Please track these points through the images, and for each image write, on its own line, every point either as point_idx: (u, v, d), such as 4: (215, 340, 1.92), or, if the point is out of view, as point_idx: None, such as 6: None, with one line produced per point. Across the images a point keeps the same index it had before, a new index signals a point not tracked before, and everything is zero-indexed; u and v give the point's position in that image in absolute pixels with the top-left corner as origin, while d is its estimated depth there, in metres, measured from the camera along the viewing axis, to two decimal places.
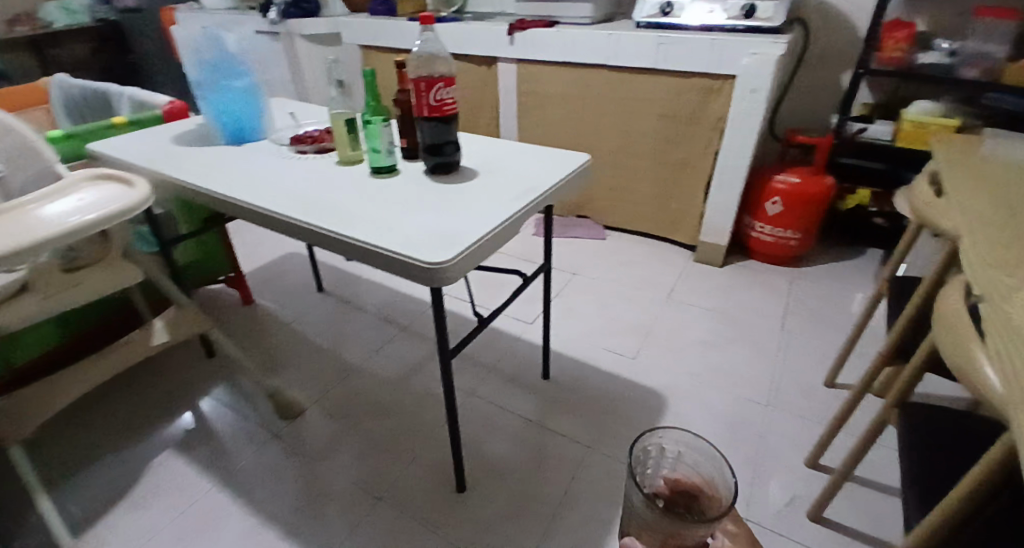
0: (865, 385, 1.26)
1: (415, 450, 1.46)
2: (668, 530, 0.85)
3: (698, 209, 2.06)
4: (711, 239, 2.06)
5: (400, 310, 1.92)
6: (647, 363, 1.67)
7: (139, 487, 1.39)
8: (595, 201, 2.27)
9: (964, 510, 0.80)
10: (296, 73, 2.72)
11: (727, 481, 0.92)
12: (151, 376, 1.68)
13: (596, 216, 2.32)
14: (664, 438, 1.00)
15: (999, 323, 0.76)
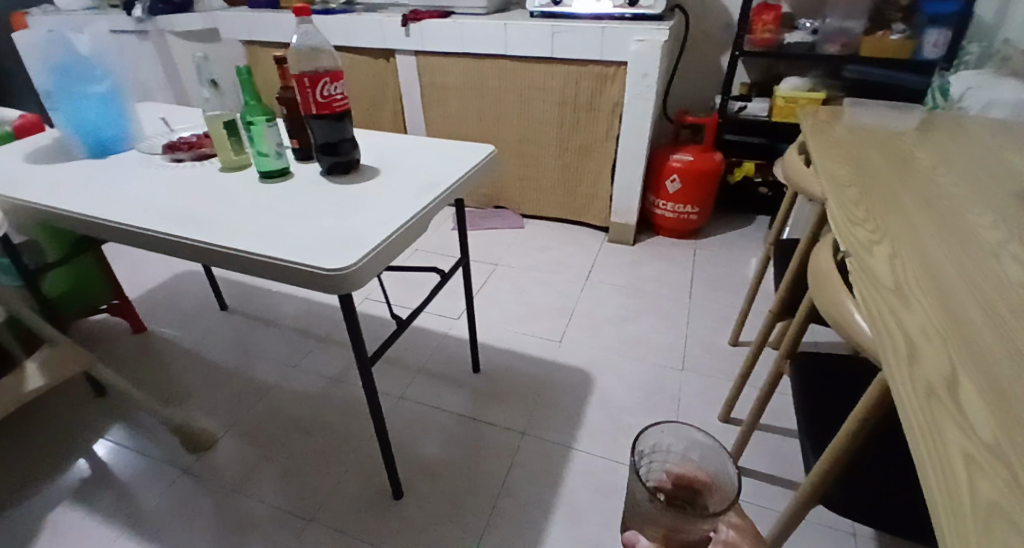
0: (762, 339, 1.36)
1: (343, 463, 1.40)
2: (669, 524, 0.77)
3: (604, 190, 2.11)
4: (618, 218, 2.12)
5: (316, 319, 1.83)
6: (570, 345, 1.69)
7: (31, 547, 1.24)
8: (507, 191, 2.28)
9: (848, 454, 0.85)
10: (171, 73, 2.55)
11: (732, 476, 0.84)
12: (30, 425, 1.49)
13: (511, 205, 2.32)
14: (666, 433, 0.92)
15: (866, 277, 0.83)
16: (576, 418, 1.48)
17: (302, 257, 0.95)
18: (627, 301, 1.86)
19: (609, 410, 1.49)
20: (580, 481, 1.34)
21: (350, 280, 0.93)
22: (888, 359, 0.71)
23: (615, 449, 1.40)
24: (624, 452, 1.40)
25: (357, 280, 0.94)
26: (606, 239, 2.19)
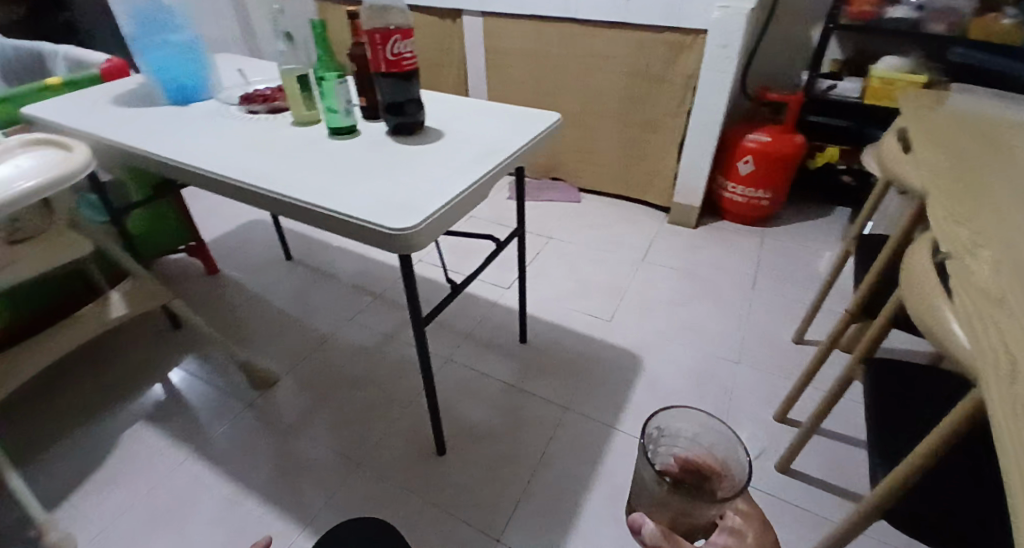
0: (833, 340, 1.28)
1: (391, 417, 1.44)
2: (679, 507, 0.82)
3: (670, 168, 2.04)
4: (682, 199, 2.05)
5: (370, 277, 1.88)
6: (622, 325, 1.66)
7: (109, 461, 1.35)
8: (567, 162, 2.24)
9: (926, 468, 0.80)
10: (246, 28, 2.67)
11: (742, 462, 0.89)
12: (113, 351, 1.62)
13: (570, 178, 2.29)
14: (677, 419, 0.97)
15: (968, 281, 0.76)
16: (621, 399, 1.46)
17: (366, 213, 0.97)
18: (684, 286, 1.80)
19: (656, 394, 1.46)
20: (621, 461, 1.33)
21: (413, 240, 0.95)
22: (986, 375, 0.65)
23: None
24: None
25: (419, 240, 0.95)
26: (667, 220, 2.12)
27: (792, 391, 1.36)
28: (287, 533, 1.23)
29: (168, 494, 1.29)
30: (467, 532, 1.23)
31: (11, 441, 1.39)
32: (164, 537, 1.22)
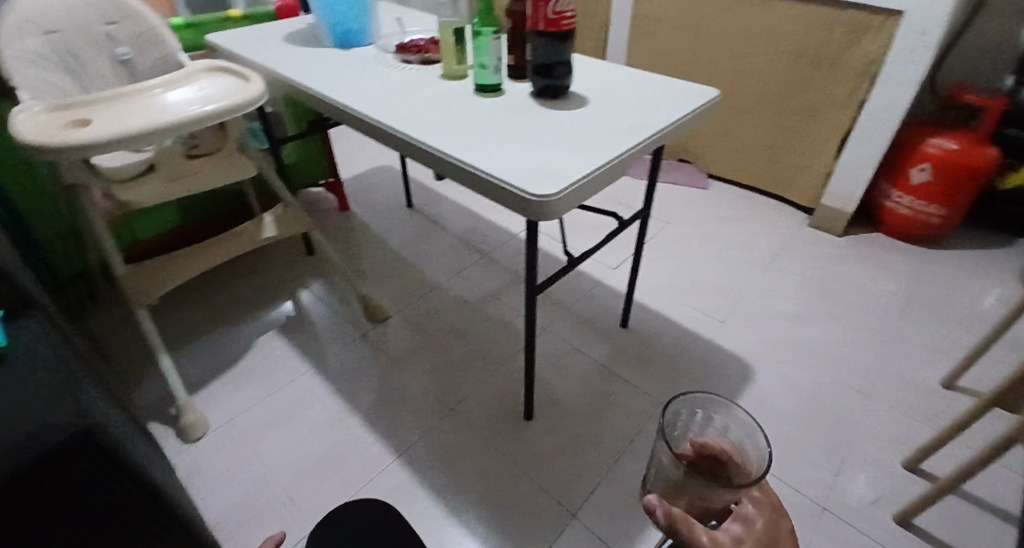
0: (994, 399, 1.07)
1: (486, 374, 1.47)
2: (694, 491, 0.80)
3: (825, 165, 1.84)
4: (832, 203, 1.86)
5: (481, 235, 1.90)
6: (737, 327, 1.55)
7: (242, 360, 1.51)
8: (700, 142, 2.10)
9: None
10: None
11: (760, 448, 0.85)
12: (255, 264, 1.79)
13: (701, 161, 2.15)
14: (693, 403, 0.94)
15: None
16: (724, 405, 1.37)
17: (502, 172, 0.96)
18: (815, 298, 1.64)
19: (763, 406, 1.36)
20: None
21: (550, 208, 0.91)
22: None
23: None
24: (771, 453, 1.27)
25: (546, 210, 0.91)
26: (808, 223, 1.93)
27: (928, 443, 1.18)
28: (380, 460, 1.31)
29: (282, 403, 1.41)
30: (544, 501, 1.24)
31: (168, 327, 1.59)
32: (277, 437, 1.34)
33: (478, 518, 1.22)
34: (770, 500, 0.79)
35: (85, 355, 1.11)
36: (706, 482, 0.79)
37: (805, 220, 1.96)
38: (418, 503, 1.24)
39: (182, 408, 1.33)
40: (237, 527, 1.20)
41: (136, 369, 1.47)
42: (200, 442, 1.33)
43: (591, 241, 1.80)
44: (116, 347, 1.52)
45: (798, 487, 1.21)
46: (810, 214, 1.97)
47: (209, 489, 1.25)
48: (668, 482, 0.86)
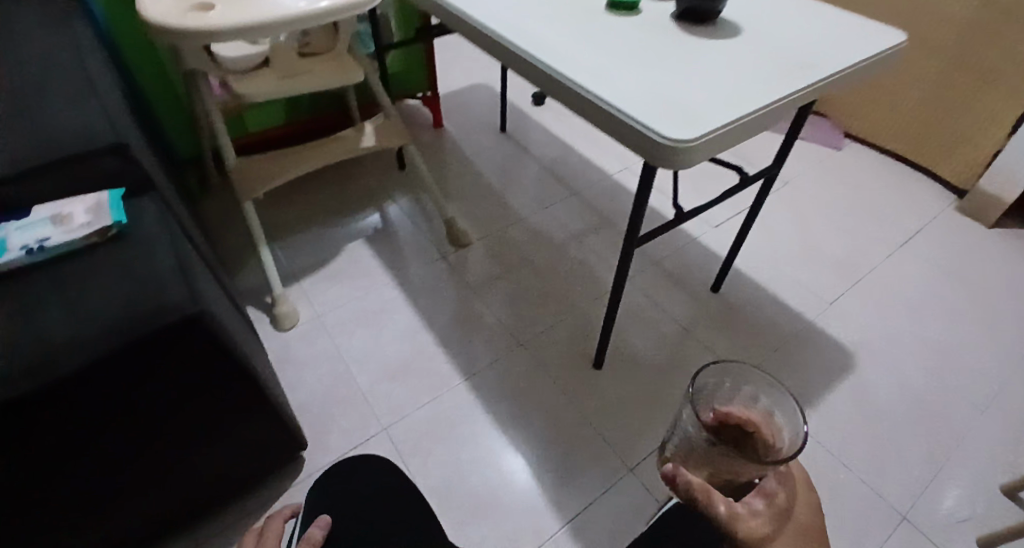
0: None
1: (563, 315, 1.44)
2: (722, 465, 0.71)
3: (990, 149, 1.62)
4: (981, 187, 1.64)
5: (576, 171, 1.82)
6: (841, 310, 1.43)
7: (335, 261, 1.55)
8: (851, 99, 1.89)
9: None
10: None
11: (795, 425, 0.78)
12: (348, 171, 1.80)
13: (844, 120, 1.94)
14: (723, 372, 0.86)
15: None
16: (813, 391, 1.28)
17: (627, 107, 0.87)
18: (939, 290, 1.48)
19: (856, 401, 1.26)
20: None
21: (682, 159, 0.84)
22: None
23: (842, 445, 1.20)
24: (855, 449, 1.20)
25: (684, 159, 0.84)
26: (955, 206, 1.72)
27: None
28: (449, 379, 1.33)
29: (362, 310, 1.45)
30: (603, 450, 1.23)
31: (268, 222, 1.66)
32: (357, 338, 1.39)
33: (536, 451, 1.23)
34: (797, 478, 0.70)
35: (197, 240, 1.17)
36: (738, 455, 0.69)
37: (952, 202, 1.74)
38: (481, 426, 1.27)
39: (278, 299, 1.39)
40: (314, 417, 1.27)
41: (238, 256, 1.55)
42: (290, 332, 1.40)
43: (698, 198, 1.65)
44: (223, 232, 1.60)
45: (879, 488, 1.15)
46: (958, 196, 1.74)
47: (295, 376, 1.32)
48: (687, 448, 0.78)
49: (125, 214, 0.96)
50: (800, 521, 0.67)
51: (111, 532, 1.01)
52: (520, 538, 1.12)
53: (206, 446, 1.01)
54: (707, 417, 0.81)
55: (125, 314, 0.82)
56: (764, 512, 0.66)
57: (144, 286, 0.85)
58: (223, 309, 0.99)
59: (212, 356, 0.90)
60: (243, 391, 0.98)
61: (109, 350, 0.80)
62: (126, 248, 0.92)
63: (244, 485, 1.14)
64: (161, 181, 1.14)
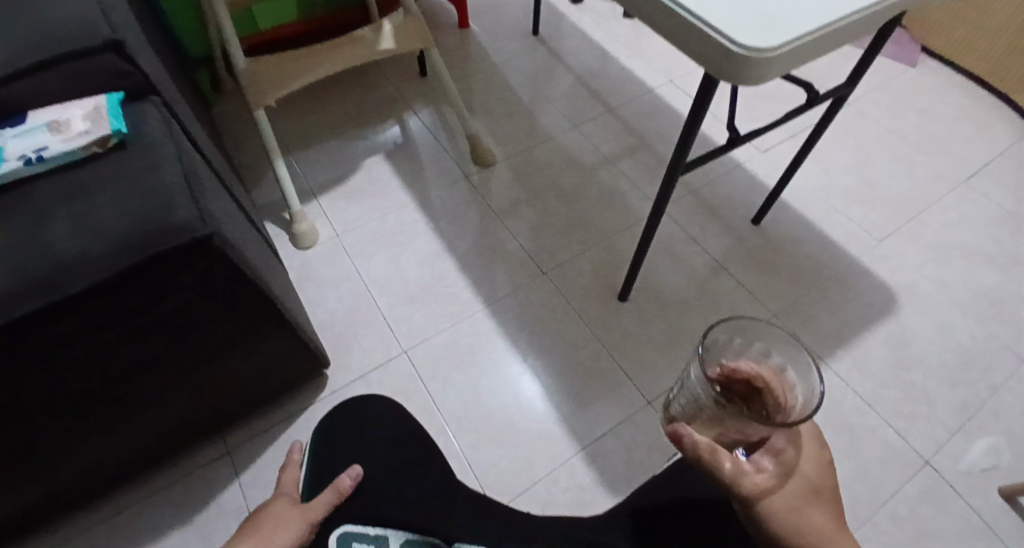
0: None
1: (591, 243, 1.38)
2: (730, 426, 0.63)
3: None
4: None
5: (612, 84, 1.69)
6: (886, 252, 1.37)
7: (354, 177, 1.48)
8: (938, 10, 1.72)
9: None
10: None
11: (812, 385, 0.65)
12: (366, 77, 1.68)
13: (925, 34, 1.77)
14: (732, 329, 0.73)
15: None
16: (845, 338, 1.25)
17: (702, 11, 0.76)
18: (993, 235, 1.40)
19: (892, 349, 1.24)
20: None
21: (751, 77, 0.76)
22: None
23: (872, 389, 1.19)
24: (883, 395, 1.18)
25: (757, 75, 0.75)
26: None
27: None
28: (470, 305, 1.30)
29: (385, 231, 1.40)
30: (623, 382, 1.21)
31: (281, 130, 1.57)
32: (378, 260, 1.35)
33: (556, 380, 1.21)
34: (808, 436, 0.65)
35: (206, 149, 1.09)
36: (747, 415, 0.60)
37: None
38: (501, 353, 1.24)
39: (295, 216, 1.34)
40: (335, 336, 1.25)
41: (254, 167, 1.49)
42: (311, 250, 1.36)
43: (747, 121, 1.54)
44: (238, 141, 1.53)
45: (903, 433, 1.15)
46: None
47: (315, 294, 1.30)
48: (690, 407, 0.69)
49: (124, 122, 0.88)
50: (809, 481, 0.62)
51: (133, 444, 1.00)
52: (534, 464, 1.12)
53: (225, 363, 0.99)
54: (710, 369, 0.69)
55: (134, 232, 0.76)
56: (773, 468, 0.63)
57: (153, 202, 0.79)
58: (237, 227, 0.93)
59: (230, 276, 0.85)
60: (264, 311, 0.95)
61: (121, 270, 0.74)
62: (131, 158, 0.84)
63: (265, 399, 1.14)
64: (164, 83, 1.05)
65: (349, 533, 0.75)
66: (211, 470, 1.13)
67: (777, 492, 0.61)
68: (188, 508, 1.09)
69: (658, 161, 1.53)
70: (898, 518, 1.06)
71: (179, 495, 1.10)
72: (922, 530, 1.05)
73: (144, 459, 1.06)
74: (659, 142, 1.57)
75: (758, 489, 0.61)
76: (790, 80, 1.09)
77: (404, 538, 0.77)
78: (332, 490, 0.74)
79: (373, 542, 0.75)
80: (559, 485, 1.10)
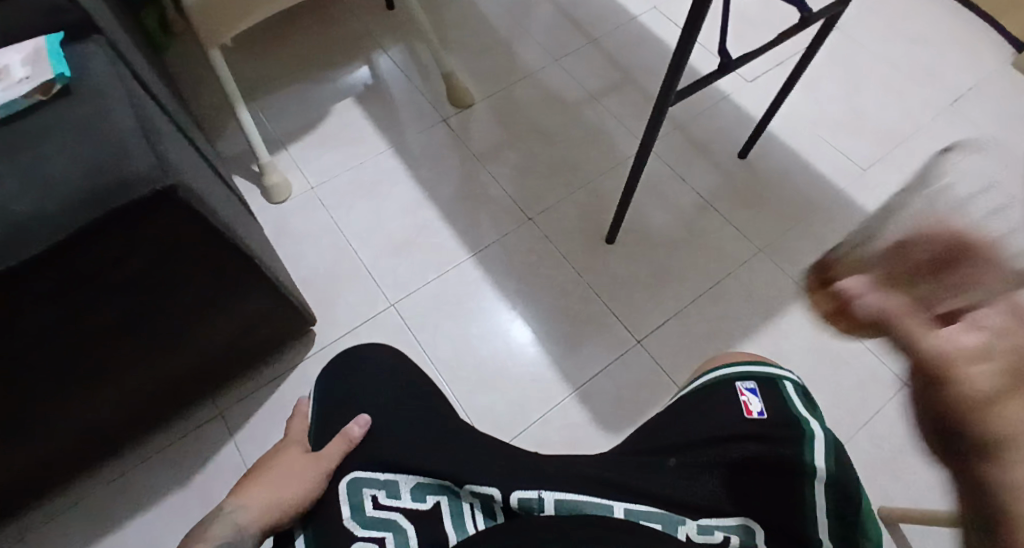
0: None
1: (577, 184, 1.35)
2: (903, 288, 0.45)
3: None
4: None
5: (594, 15, 1.61)
6: (869, 183, 1.38)
7: (325, 123, 1.40)
8: None
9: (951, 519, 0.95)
10: None
11: None
12: (329, 12, 1.57)
13: None
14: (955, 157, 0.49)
15: None
16: None
17: None
18: None
19: None
20: (800, 327, 1.21)
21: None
22: None
23: None
24: None
25: None
26: (1013, 62, 1.58)
27: None
28: (457, 253, 1.26)
29: (362, 179, 1.33)
30: (613, 322, 1.21)
31: (240, 73, 1.46)
32: (358, 211, 1.30)
33: (546, 324, 1.20)
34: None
35: (160, 93, 0.99)
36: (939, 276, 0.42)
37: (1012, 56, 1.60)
38: (490, 300, 1.22)
39: (265, 168, 1.28)
40: (318, 292, 1.21)
41: (214, 116, 1.39)
42: (285, 204, 1.30)
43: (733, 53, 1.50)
44: (194, 87, 1.43)
45: None
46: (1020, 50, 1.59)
47: (293, 248, 1.25)
48: (858, 256, 0.51)
49: (68, 67, 0.79)
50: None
51: (111, 412, 0.96)
52: (528, 407, 1.12)
53: (202, 323, 0.94)
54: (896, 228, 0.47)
55: (88, 185, 0.68)
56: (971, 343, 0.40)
57: (105, 152, 0.70)
58: (201, 176, 0.85)
59: (198, 228, 0.78)
60: (241, 266, 0.89)
61: (79, 229, 0.67)
62: (79, 103, 0.75)
63: (248, 358, 1.10)
64: (102, 16, 0.93)
65: (359, 478, 0.67)
66: (200, 432, 1.10)
67: (983, 388, 0.38)
68: (179, 473, 1.07)
69: (643, 96, 1.49)
70: (878, 438, 1.11)
71: (167, 460, 1.08)
72: (901, 448, 1.10)
73: (125, 427, 1.02)
74: (643, 76, 1.52)
75: (942, 361, 0.41)
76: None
77: (415, 481, 0.67)
78: (341, 440, 0.70)
79: (383, 488, 0.67)
80: (553, 425, 1.11)
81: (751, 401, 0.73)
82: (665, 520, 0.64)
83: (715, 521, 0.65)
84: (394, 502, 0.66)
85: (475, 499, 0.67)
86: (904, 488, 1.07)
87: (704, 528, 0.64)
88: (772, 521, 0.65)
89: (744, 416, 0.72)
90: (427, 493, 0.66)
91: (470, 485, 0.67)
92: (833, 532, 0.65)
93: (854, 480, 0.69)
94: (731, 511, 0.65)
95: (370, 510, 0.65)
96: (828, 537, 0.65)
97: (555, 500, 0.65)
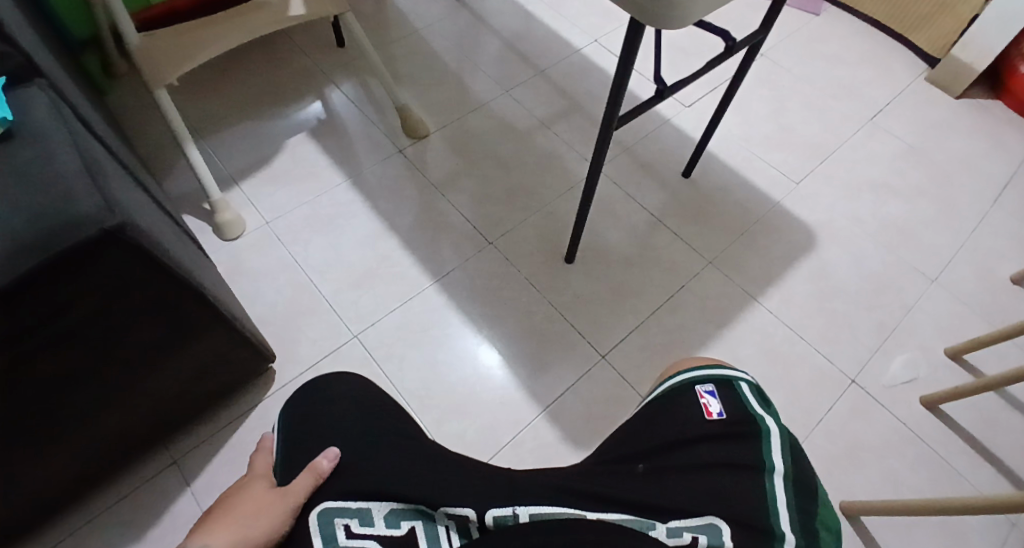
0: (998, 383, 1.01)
1: (533, 208, 1.39)
2: None
3: (966, 15, 1.58)
4: (953, 58, 1.63)
5: (539, 46, 1.68)
6: (804, 194, 1.46)
7: (278, 158, 1.40)
8: None
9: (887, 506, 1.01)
10: None
11: None
12: (276, 51, 1.58)
13: None
14: None
15: None
16: (776, 276, 1.33)
17: None
18: (898, 170, 1.52)
19: (818, 283, 1.33)
20: (752, 333, 1.26)
21: (679, 19, 0.81)
22: None
23: (804, 321, 1.28)
24: (814, 325, 1.28)
25: (682, 17, 0.81)
26: (926, 77, 1.71)
27: (975, 341, 1.18)
28: (418, 282, 1.27)
29: (320, 212, 1.34)
30: (577, 340, 1.23)
31: (188, 112, 1.45)
32: (315, 245, 1.30)
33: (511, 347, 1.21)
34: None
35: (106, 137, 0.98)
36: None
37: (925, 72, 1.73)
38: (454, 326, 1.23)
39: (217, 205, 1.26)
40: (276, 329, 1.20)
41: (163, 156, 1.37)
42: (239, 240, 1.29)
43: (672, 78, 1.58)
44: (141, 127, 1.41)
45: (831, 358, 1.24)
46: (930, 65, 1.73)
47: (251, 286, 1.24)
48: None
49: (10, 109, 0.77)
50: None
51: (60, 468, 0.92)
52: (498, 429, 1.12)
53: (157, 368, 0.92)
54: None
55: (33, 230, 0.66)
56: None
57: (50, 194, 0.69)
58: (150, 216, 0.84)
59: (146, 271, 0.77)
60: (194, 307, 0.88)
61: (23, 275, 0.65)
62: (21, 147, 0.74)
63: (206, 402, 1.07)
64: (44, 62, 0.93)
65: (330, 508, 0.65)
66: (156, 484, 1.06)
67: None
68: (133, 529, 1.02)
69: (591, 121, 1.54)
70: (834, 434, 1.16)
71: (124, 517, 1.03)
72: (855, 443, 1.15)
73: (77, 484, 0.98)
74: (591, 101, 1.58)
75: None
76: (709, 30, 1.10)
77: (388, 508, 0.66)
78: (309, 474, 0.67)
79: (356, 516, 0.65)
80: (525, 446, 1.11)
81: (711, 403, 0.76)
82: (635, 523, 0.64)
83: (684, 522, 0.65)
84: (369, 531, 0.64)
85: (451, 521, 0.66)
86: (861, 482, 1.12)
87: (674, 529, 0.64)
88: (738, 516, 0.65)
89: (705, 417, 0.74)
90: (402, 518, 0.65)
91: (445, 507, 0.66)
92: (794, 522, 0.66)
93: (810, 474, 0.71)
94: (698, 511, 0.66)
95: (343, 541, 0.63)
96: (790, 528, 0.66)
97: (530, 513, 0.65)
